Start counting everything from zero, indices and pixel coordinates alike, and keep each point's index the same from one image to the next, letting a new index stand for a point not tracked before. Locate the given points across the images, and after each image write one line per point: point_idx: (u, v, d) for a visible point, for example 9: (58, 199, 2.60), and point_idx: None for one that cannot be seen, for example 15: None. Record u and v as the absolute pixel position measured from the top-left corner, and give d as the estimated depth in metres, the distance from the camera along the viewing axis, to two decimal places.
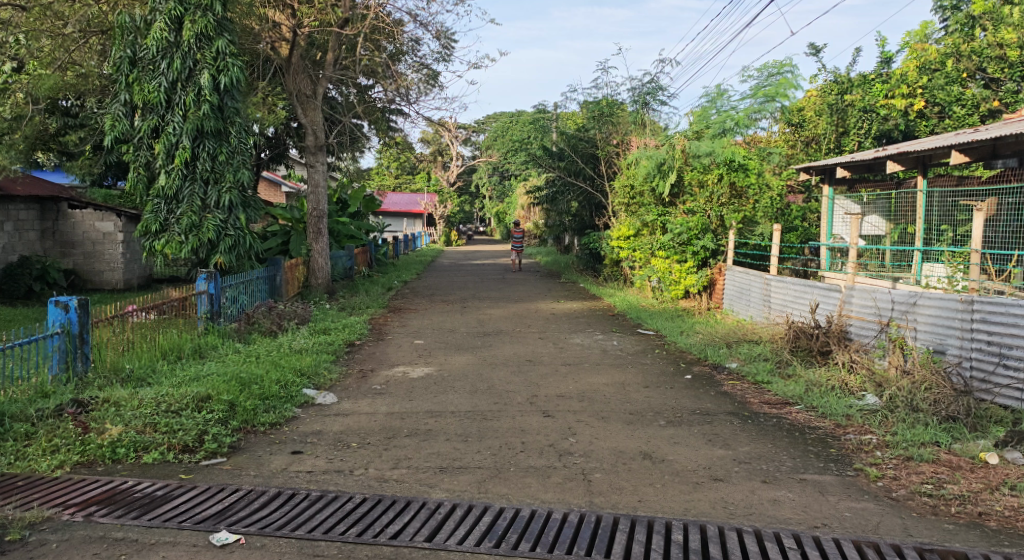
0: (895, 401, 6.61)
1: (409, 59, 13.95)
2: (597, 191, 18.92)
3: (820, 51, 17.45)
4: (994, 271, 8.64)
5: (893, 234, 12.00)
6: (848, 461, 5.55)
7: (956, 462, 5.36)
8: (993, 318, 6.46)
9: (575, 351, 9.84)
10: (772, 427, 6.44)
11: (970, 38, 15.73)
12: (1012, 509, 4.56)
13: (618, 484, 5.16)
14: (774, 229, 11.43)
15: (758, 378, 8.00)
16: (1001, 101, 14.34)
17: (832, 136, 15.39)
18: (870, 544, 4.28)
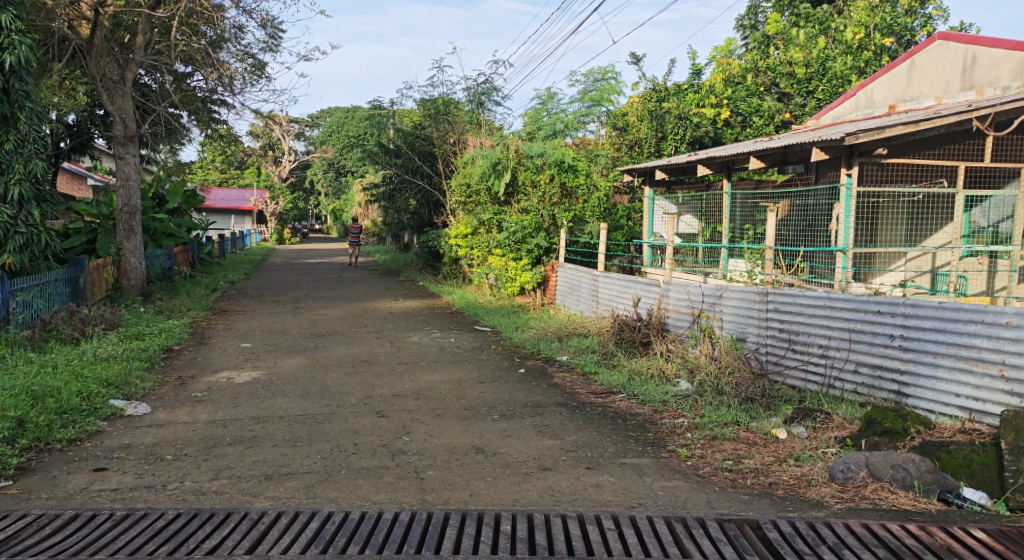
0: (704, 385, 7.14)
1: (232, 47, 13.22)
2: (434, 189, 18.97)
3: (640, 60, 18.54)
4: (785, 266, 9.59)
5: (705, 232, 13.01)
6: (662, 443, 5.94)
7: (752, 438, 5.89)
8: (783, 308, 7.14)
9: (412, 349, 9.82)
10: (598, 416, 6.76)
11: (767, 55, 17.31)
12: (796, 478, 5.06)
13: (450, 480, 5.20)
14: (601, 227, 11.96)
15: (586, 369, 8.37)
16: (792, 114, 16.18)
17: (653, 140, 16.36)
18: (679, 518, 4.56)
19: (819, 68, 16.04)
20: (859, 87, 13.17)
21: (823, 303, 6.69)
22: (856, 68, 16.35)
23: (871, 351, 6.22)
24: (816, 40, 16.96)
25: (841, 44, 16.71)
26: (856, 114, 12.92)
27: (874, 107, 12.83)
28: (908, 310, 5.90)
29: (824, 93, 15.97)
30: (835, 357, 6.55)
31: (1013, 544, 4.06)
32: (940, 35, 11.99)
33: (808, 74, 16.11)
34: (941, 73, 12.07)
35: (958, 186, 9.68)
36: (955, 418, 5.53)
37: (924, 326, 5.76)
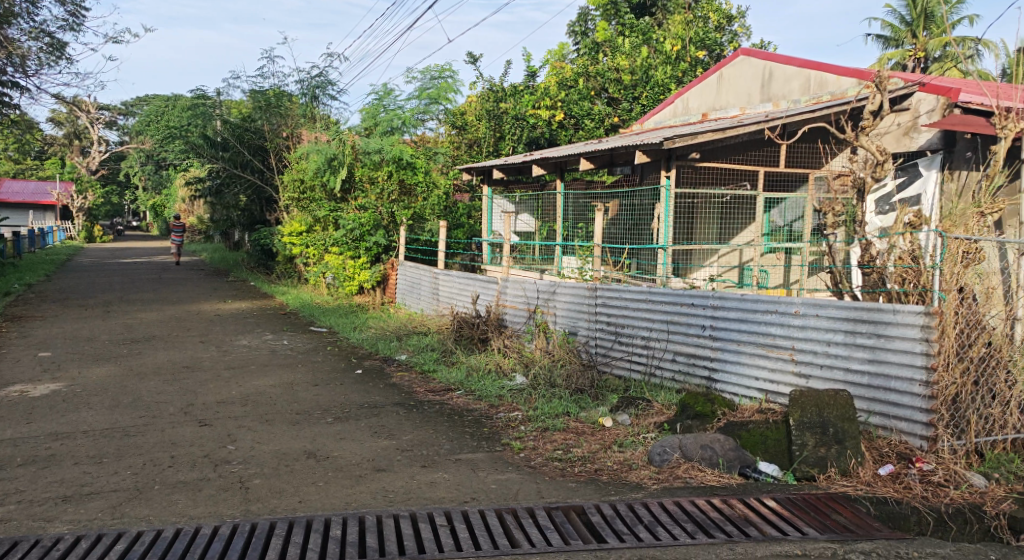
0: (538, 378, 7.35)
1: (23, 24, 12.05)
2: (266, 184, 18.19)
3: (476, 60, 18.76)
4: (613, 263, 10.04)
5: (542, 231, 13.31)
6: (497, 437, 6.03)
7: (580, 428, 6.11)
8: (610, 302, 7.49)
9: (241, 353, 9.35)
10: (434, 413, 6.75)
11: (595, 61, 18.02)
12: (619, 463, 5.32)
13: (277, 487, 5.01)
14: (441, 225, 11.93)
15: (424, 367, 8.35)
16: (619, 118, 17.01)
17: (491, 139, 16.78)
18: (509, 510, 4.64)
19: (643, 76, 17.09)
20: (677, 95, 14.48)
21: (644, 297, 7.08)
22: (674, 77, 17.45)
23: (686, 341, 6.66)
24: (639, 49, 17.95)
25: (661, 54, 17.75)
26: (675, 122, 14.20)
27: (690, 115, 14.08)
28: (717, 302, 6.35)
29: (648, 99, 16.91)
30: (655, 347, 6.95)
31: (797, 509, 4.49)
32: (742, 52, 12.90)
33: (633, 81, 17.01)
34: (744, 86, 13.04)
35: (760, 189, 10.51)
36: (755, 399, 6.05)
37: (730, 317, 6.23)
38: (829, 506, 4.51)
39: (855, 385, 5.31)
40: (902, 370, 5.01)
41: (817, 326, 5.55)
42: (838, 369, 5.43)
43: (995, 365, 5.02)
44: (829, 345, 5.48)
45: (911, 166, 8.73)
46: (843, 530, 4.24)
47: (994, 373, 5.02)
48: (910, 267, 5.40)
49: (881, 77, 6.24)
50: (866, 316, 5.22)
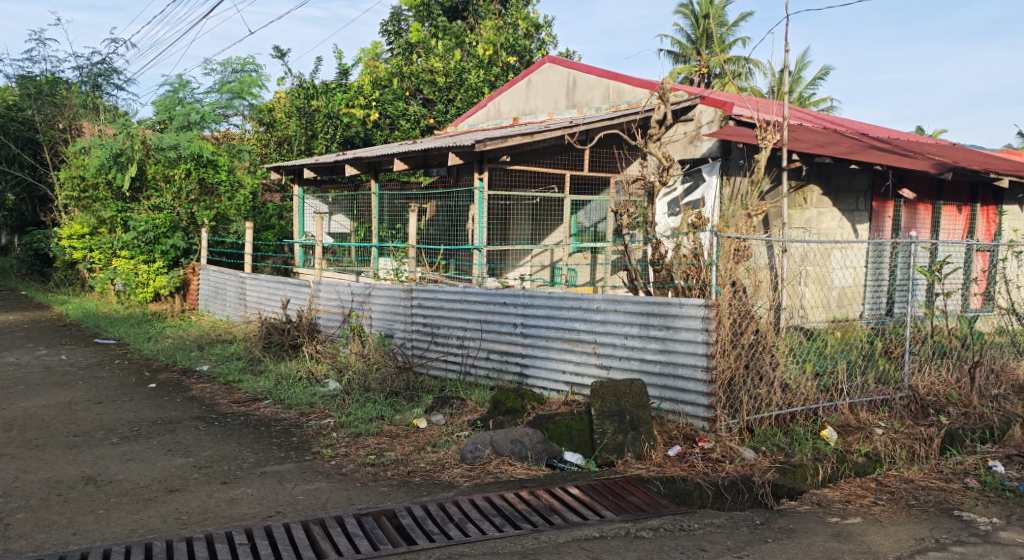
0: (352, 383, 7.19)
1: None
2: (39, 182, 16.34)
3: (284, 55, 18.08)
4: (428, 265, 10.07)
5: (358, 232, 13.07)
6: (307, 446, 5.85)
7: (394, 431, 6.08)
8: (425, 303, 7.52)
9: (7, 372, 8.35)
10: (238, 426, 6.42)
11: (409, 61, 17.94)
12: (432, 463, 5.36)
13: (48, 520, 4.53)
14: (246, 227, 11.36)
15: (228, 378, 7.90)
16: (435, 120, 17.08)
17: (303, 138, 16.65)
18: (316, 521, 4.51)
19: (456, 79, 17.10)
20: (489, 99, 14.95)
21: (458, 296, 7.17)
22: (488, 81, 17.80)
23: (499, 338, 6.84)
24: (453, 53, 17.81)
25: (474, 58, 18.02)
26: (487, 125, 14.64)
27: (501, 118, 14.54)
28: (527, 300, 6.57)
29: (461, 102, 17.13)
30: (469, 346, 7.07)
31: (597, 495, 4.75)
32: (548, 59, 13.38)
33: (448, 83, 17.14)
34: (550, 92, 13.58)
35: (566, 191, 10.98)
36: (562, 391, 6.34)
37: (539, 314, 6.47)
38: (625, 489, 4.82)
39: (648, 374, 5.72)
40: (687, 358, 5.47)
41: (616, 320, 5.91)
42: (634, 360, 5.81)
43: (761, 350, 5.61)
44: (626, 338, 5.86)
45: (695, 172, 9.55)
46: (635, 510, 4.55)
47: (761, 357, 5.61)
48: (692, 264, 5.90)
49: (663, 89, 6.72)
50: (657, 310, 5.62)
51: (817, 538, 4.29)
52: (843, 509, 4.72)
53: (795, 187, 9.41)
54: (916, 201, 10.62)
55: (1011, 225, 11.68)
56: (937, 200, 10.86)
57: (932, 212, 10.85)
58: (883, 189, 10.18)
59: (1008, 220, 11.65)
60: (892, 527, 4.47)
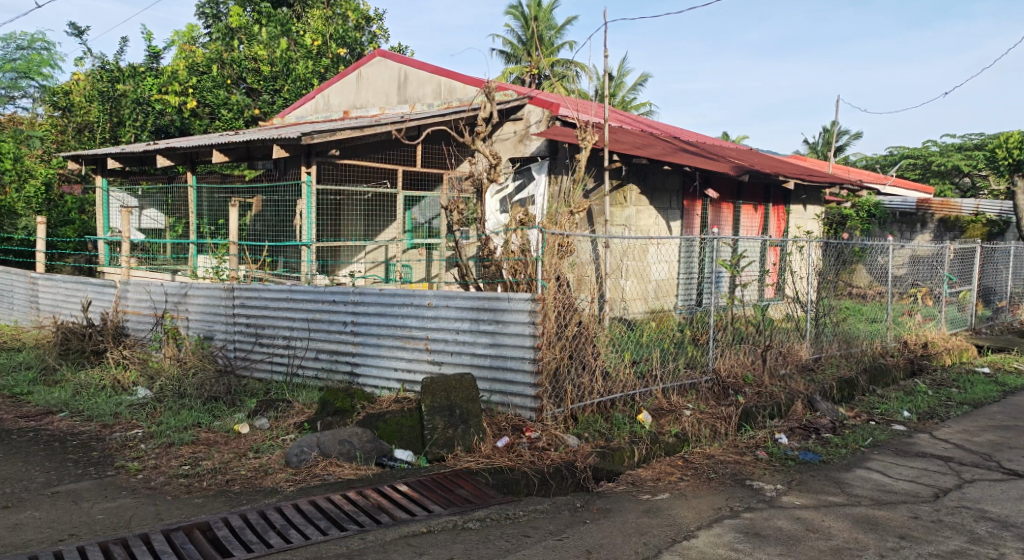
0: (163, 391, 6.70)
1: None
2: None
3: (82, 33, 16.56)
4: (251, 262, 9.62)
5: (172, 228, 12.28)
6: (109, 461, 5.39)
7: (212, 438, 5.74)
8: (248, 302, 7.17)
9: None
10: (26, 443, 5.80)
11: (229, 47, 16.99)
12: (253, 470, 5.12)
13: None
14: (38, 221, 10.28)
15: (16, 390, 7.13)
16: (260, 111, 16.16)
17: (107, 125, 15.27)
18: (117, 541, 4.16)
19: (283, 68, 16.51)
20: (317, 90, 14.54)
21: (285, 295, 6.88)
22: (317, 73, 17.21)
23: (328, 338, 6.63)
24: (278, 40, 17.20)
25: (302, 48, 17.43)
26: (316, 117, 14.29)
27: (331, 112, 14.19)
28: (357, 298, 6.43)
29: (289, 93, 16.48)
30: (296, 346, 6.82)
31: (426, 490, 4.74)
32: (378, 53, 13.20)
33: (273, 73, 16.41)
34: (380, 86, 13.38)
35: (398, 186, 10.87)
36: (393, 389, 6.26)
37: (369, 312, 6.34)
38: (454, 482, 4.85)
39: (479, 368, 5.78)
40: (515, 351, 5.58)
41: (447, 316, 5.91)
42: (465, 354, 5.84)
43: (583, 340, 5.86)
44: (458, 333, 5.87)
45: (525, 169, 9.79)
46: (464, 503, 4.60)
47: (583, 348, 5.86)
48: (519, 259, 6.02)
49: (489, 88, 6.79)
50: (487, 305, 5.69)
51: (630, 515, 4.54)
52: (653, 486, 5.05)
53: (616, 185, 9.88)
54: (720, 200, 11.52)
55: (796, 223, 13.01)
56: (737, 200, 11.84)
57: (733, 210, 11.81)
58: (692, 189, 10.95)
59: (794, 219, 12.96)
60: (694, 499, 4.84)
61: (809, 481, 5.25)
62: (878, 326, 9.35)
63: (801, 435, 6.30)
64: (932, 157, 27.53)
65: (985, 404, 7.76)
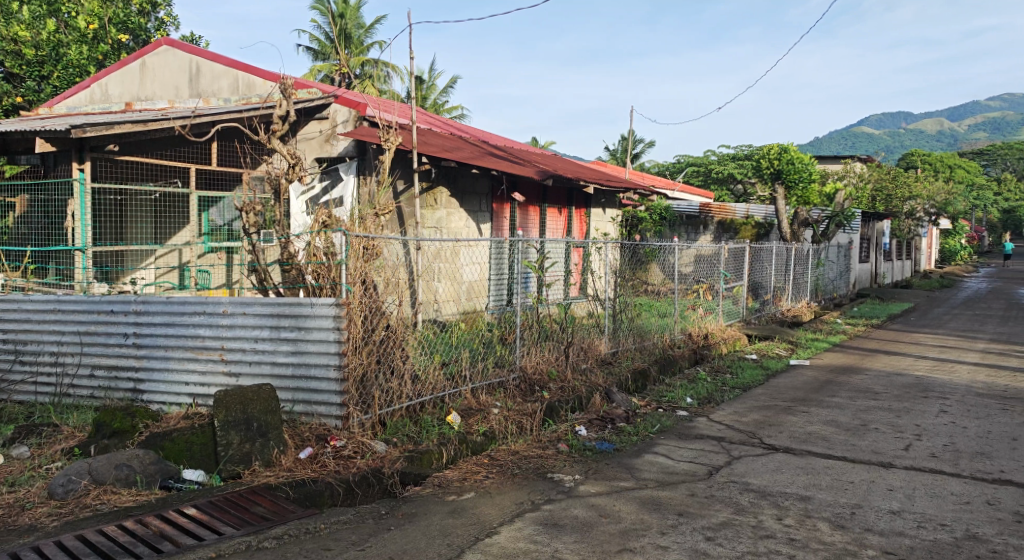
0: None
1: None
2: None
3: None
4: (12, 269, 8.56)
5: None
6: None
7: None
8: (6, 315, 6.39)
9: None
10: None
11: None
12: (8, 506, 4.54)
13: None
14: None
15: None
16: (23, 98, 14.94)
17: None
18: None
19: (51, 53, 15.04)
20: (94, 79, 13.26)
21: (52, 306, 6.22)
22: (94, 60, 15.65)
23: (105, 352, 6.04)
24: (45, 22, 15.15)
25: (75, 30, 15.61)
26: (92, 108, 12.99)
27: (110, 103, 13.01)
28: (140, 307, 5.91)
29: (60, 81, 15.12)
30: (66, 363, 6.16)
31: (218, 511, 4.45)
32: (166, 41, 12.32)
33: (39, 57, 14.92)
34: (167, 77, 12.46)
35: (190, 186, 10.17)
36: (183, 405, 5.83)
37: (154, 322, 5.85)
38: (249, 500, 4.60)
39: (280, 378, 5.52)
40: (319, 358, 5.39)
41: (244, 324, 5.58)
42: (265, 364, 5.55)
43: (391, 344, 5.80)
44: (256, 342, 5.56)
45: (332, 170, 9.52)
46: (259, 521, 4.38)
47: (391, 352, 5.78)
48: (322, 262, 5.80)
49: (285, 85, 6.50)
50: (288, 310, 5.45)
51: (434, 518, 4.55)
52: (459, 486, 5.10)
53: (426, 188, 9.88)
54: (526, 203, 11.88)
55: (596, 225, 13.73)
56: (543, 202, 12.27)
57: (539, 212, 12.24)
58: (500, 192, 11.21)
59: (594, 221, 13.67)
60: (497, 496, 4.94)
61: (603, 469, 5.55)
62: (667, 320, 10.07)
63: (598, 425, 6.64)
64: (712, 166, 30.34)
65: (752, 387, 8.63)
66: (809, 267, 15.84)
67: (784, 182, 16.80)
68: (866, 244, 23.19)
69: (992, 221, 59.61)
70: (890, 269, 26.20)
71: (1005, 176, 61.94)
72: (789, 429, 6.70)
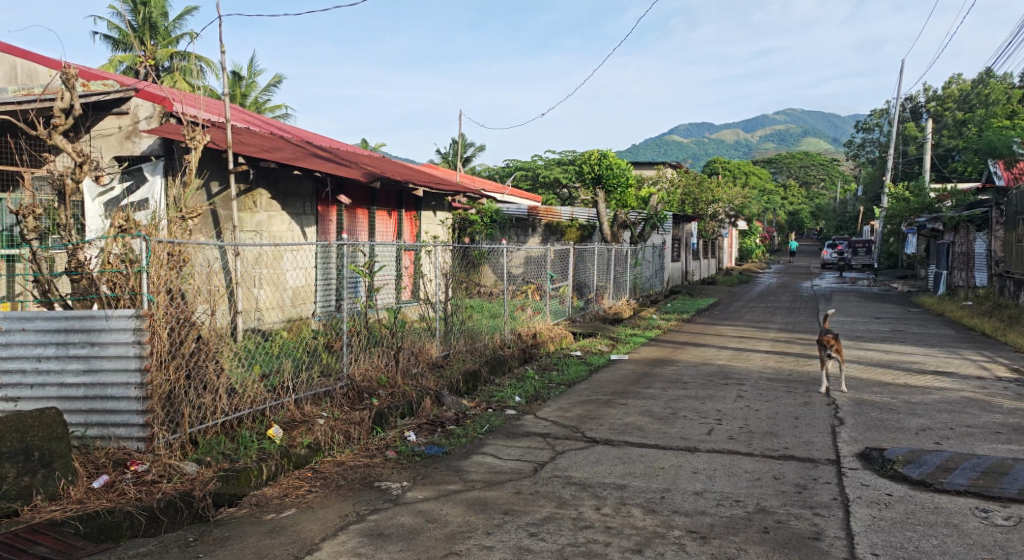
0: None
1: None
2: None
3: None
4: None
5: None
6: None
7: None
8: None
9: None
10: None
11: None
12: None
13: None
14: None
15: None
16: None
17: None
18: None
19: None
20: None
21: None
22: None
23: None
24: None
25: None
26: None
27: None
28: None
29: None
30: None
31: None
32: None
33: None
34: None
35: None
36: None
37: None
38: (28, 540, 4.12)
39: (70, 400, 5.00)
40: (116, 377, 4.94)
41: (24, 341, 5.00)
42: (50, 386, 5.00)
43: (203, 357, 5.43)
44: (39, 361, 5.00)
45: (135, 170, 8.80)
46: None
47: (203, 365, 5.42)
48: (119, 270, 5.28)
49: (68, 76, 5.90)
50: (78, 325, 4.95)
51: (250, 539, 4.33)
52: (279, 503, 4.88)
53: (244, 190, 9.40)
54: (354, 206, 11.59)
55: (426, 228, 13.68)
56: (371, 205, 12.04)
57: (368, 215, 12.00)
58: (324, 194, 10.86)
59: (424, 224, 13.60)
60: (321, 510, 4.78)
61: (432, 473, 5.52)
62: (498, 321, 10.22)
63: (428, 430, 6.61)
64: (539, 170, 31.31)
65: (577, 383, 8.96)
66: (627, 267, 16.71)
67: (603, 185, 17.55)
68: (677, 244, 24.85)
69: (781, 222, 65.86)
70: (698, 267, 28.22)
71: (790, 180, 68.64)
72: (608, 421, 7.02)
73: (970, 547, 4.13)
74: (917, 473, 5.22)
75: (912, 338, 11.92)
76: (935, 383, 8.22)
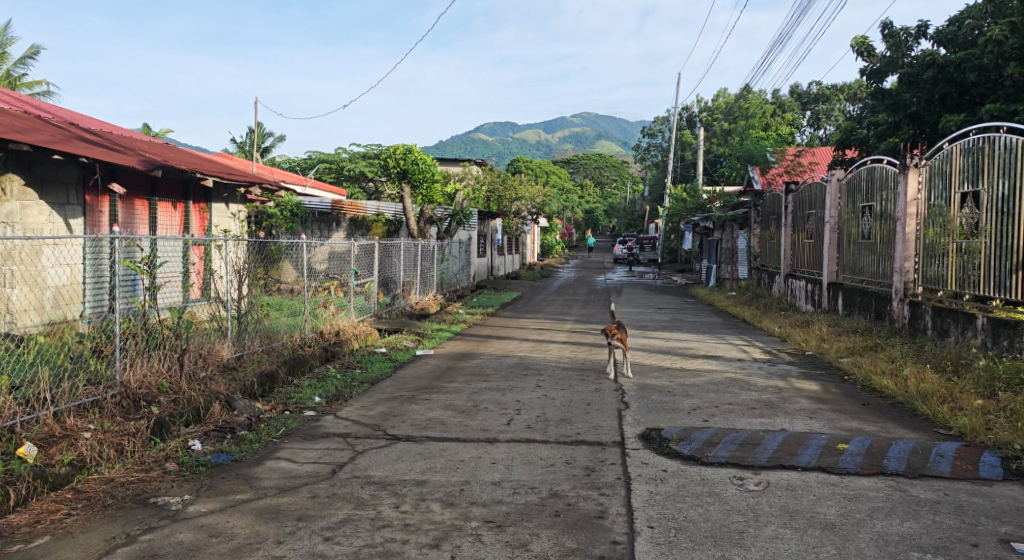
0: None
1: None
2: None
3: None
4: None
5: None
6: None
7: None
8: None
9: None
10: None
11: None
12: None
13: None
14: None
15: None
16: None
17: None
18: None
19: None
20: None
21: None
22: None
23: None
24: None
25: None
26: None
27: None
28: None
29: None
30: None
31: None
32: None
33: None
34: None
35: None
36: None
37: None
38: None
39: None
40: None
41: None
42: None
43: None
44: None
45: None
46: None
47: None
48: None
49: None
50: None
51: None
52: (28, 532, 4.36)
53: None
54: (130, 197, 10.61)
55: (217, 222, 12.80)
56: (150, 196, 11.08)
57: (147, 208, 11.05)
58: (93, 183, 9.82)
59: (215, 217, 12.72)
60: (82, 535, 4.31)
61: (217, 483, 5.18)
62: (298, 318, 9.81)
63: (215, 437, 6.19)
64: (342, 164, 30.56)
65: (380, 380, 8.82)
66: (434, 262, 16.73)
67: (409, 180, 17.40)
68: (482, 239, 25.32)
69: (577, 221, 69.28)
70: (502, 262, 28.97)
71: (586, 180, 72.54)
72: (411, 417, 6.97)
73: (729, 512, 4.54)
74: (689, 450, 5.67)
75: (689, 326, 13.02)
76: (706, 366, 9.03)
